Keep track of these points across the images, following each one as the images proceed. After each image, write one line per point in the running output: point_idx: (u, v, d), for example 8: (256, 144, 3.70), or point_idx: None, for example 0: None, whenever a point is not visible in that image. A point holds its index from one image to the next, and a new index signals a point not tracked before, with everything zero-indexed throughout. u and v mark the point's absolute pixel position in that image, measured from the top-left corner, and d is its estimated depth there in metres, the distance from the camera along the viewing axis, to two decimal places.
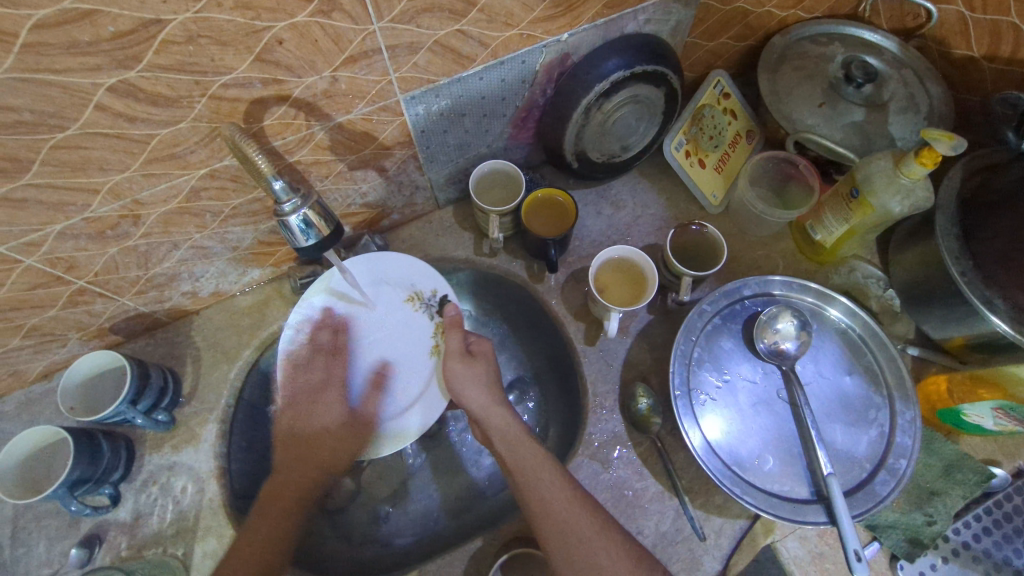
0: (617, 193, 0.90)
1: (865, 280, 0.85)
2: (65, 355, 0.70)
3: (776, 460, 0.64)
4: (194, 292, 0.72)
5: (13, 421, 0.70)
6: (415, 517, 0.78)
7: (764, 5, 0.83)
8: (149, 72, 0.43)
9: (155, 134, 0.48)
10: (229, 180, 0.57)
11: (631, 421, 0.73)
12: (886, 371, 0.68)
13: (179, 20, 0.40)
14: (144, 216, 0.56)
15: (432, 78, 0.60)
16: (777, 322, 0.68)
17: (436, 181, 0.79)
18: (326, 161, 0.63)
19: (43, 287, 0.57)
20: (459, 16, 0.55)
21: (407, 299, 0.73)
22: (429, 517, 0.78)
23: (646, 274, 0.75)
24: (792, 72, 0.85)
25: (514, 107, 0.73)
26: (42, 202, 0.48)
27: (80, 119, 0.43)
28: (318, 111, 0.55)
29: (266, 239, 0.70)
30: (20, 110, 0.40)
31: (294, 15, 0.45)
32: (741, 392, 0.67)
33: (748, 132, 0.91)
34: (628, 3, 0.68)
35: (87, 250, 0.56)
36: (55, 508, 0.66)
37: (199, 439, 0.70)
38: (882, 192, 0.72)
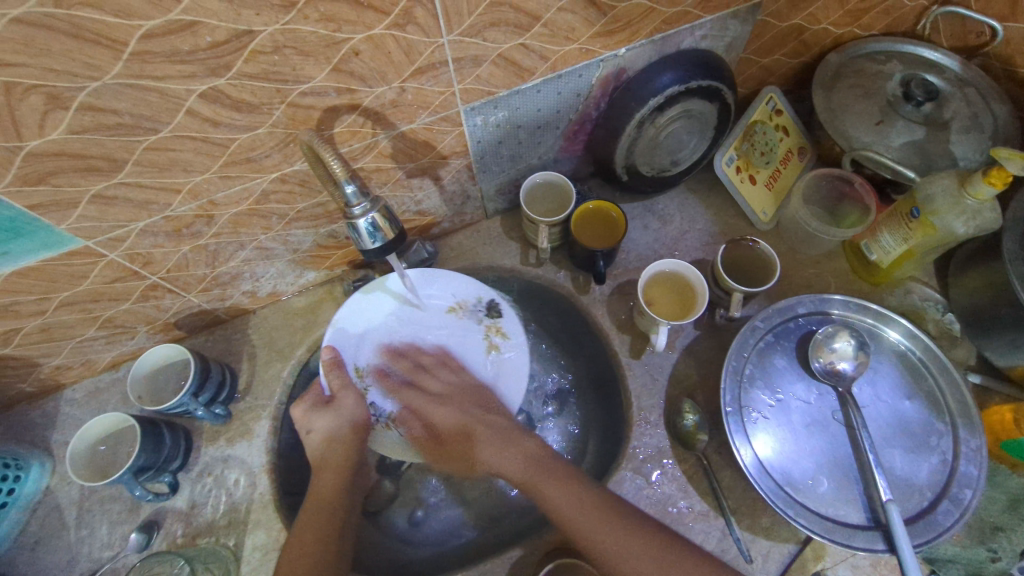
0: (664, 208, 0.90)
1: (922, 303, 0.82)
2: (134, 347, 0.73)
3: (831, 483, 0.62)
4: (253, 292, 0.75)
5: (83, 407, 0.74)
6: (454, 522, 0.79)
7: (820, 21, 0.82)
8: (237, 79, 0.45)
9: (236, 138, 0.50)
10: (298, 184, 0.60)
11: (676, 437, 0.72)
12: (948, 396, 0.65)
13: (269, 31, 0.43)
14: (216, 216, 0.59)
15: (492, 90, 0.62)
16: (833, 341, 0.67)
17: (487, 191, 0.81)
18: (387, 169, 0.65)
19: (121, 280, 0.61)
20: (524, 30, 0.56)
21: (450, 309, 0.76)
22: (468, 524, 0.79)
23: (696, 289, 0.74)
24: (848, 90, 0.84)
25: (567, 119, 0.74)
26: (131, 200, 0.51)
27: (172, 123, 0.46)
28: (384, 120, 0.58)
29: (325, 242, 0.73)
30: (120, 113, 0.43)
31: (371, 27, 0.47)
32: (794, 412, 0.66)
33: (801, 149, 0.90)
34: (685, 20, 0.69)
35: (163, 247, 0.59)
36: (117, 494, 0.69)
37: (252, 433, 0.73)
38: (946, 212, 0.70)
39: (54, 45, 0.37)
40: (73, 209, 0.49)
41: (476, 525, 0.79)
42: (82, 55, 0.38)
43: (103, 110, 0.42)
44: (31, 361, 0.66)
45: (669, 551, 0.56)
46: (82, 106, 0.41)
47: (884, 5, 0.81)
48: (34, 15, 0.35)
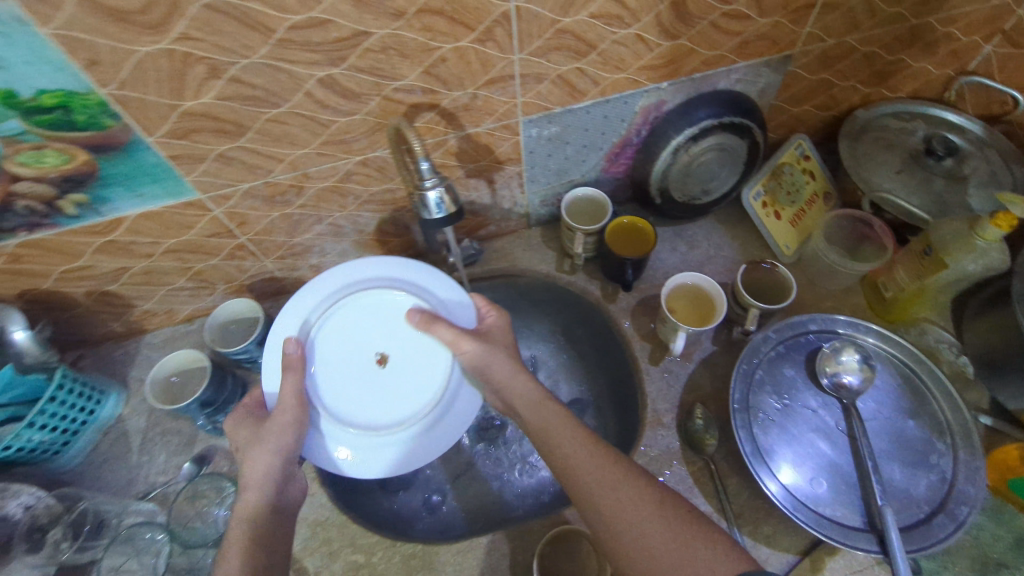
0: (693, 234, 0.97)
1: (936, 344, 0.85)
2: (210, 303, 0.83)
3: (830, 486, 0.65)
4: (318, 266, 0.85)
5: (158, 351, 0.84)
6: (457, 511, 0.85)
7: (848, 78, 0.91)
8: (348, 71, 0.56)
9: (337, 121, 0.61)
10: (375, 169, 0.70)
11: (687, 439, 0.76)
12: (951, 419, 0.68)
13: (381, 34, 0.54)
14: (306, 188, 0.69)
15: (548, 106, 0.72)
16: (840, 355, 0.71)
17: (532, 201, 0.90)
18: (450, 166, 0.75)
19: (217, 236, 0.71)
20: (581, 56, 0.66)
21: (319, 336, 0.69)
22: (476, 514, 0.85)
23: (715, 301, 0.80)
24: (873, 142, 0.92)
25: (610, 141, 0.83)
26: (244, 163, 0.62)
27: (291, 101, 0.57)
28: (456, 121, 0.68)
29: (386, 228, 0.82)
30: (256, 88, 0.54)
31: (459, 40, 0.58)
32: (800, 418, 0.69)
33: (826, 193, 0.96)
34: (722, 63, 0.78)
35: (258, 210, 0.69)
36: (178, 428, 0.77)
37: None
38: (958, 252, 0.74)
39: (224, 26, 0.48)
40: (199, 165, 0.60)
41: (483, 515, 0.85)
42: (239, 37, 0.49)
43: (243, 84, 0.53)
44: (128, 301, 0.77)
45: (701, 524, 0.57)
46: (230, 77, 0.52)
47: (910, 69, 0.91)
48: (217, 2, 0.46)
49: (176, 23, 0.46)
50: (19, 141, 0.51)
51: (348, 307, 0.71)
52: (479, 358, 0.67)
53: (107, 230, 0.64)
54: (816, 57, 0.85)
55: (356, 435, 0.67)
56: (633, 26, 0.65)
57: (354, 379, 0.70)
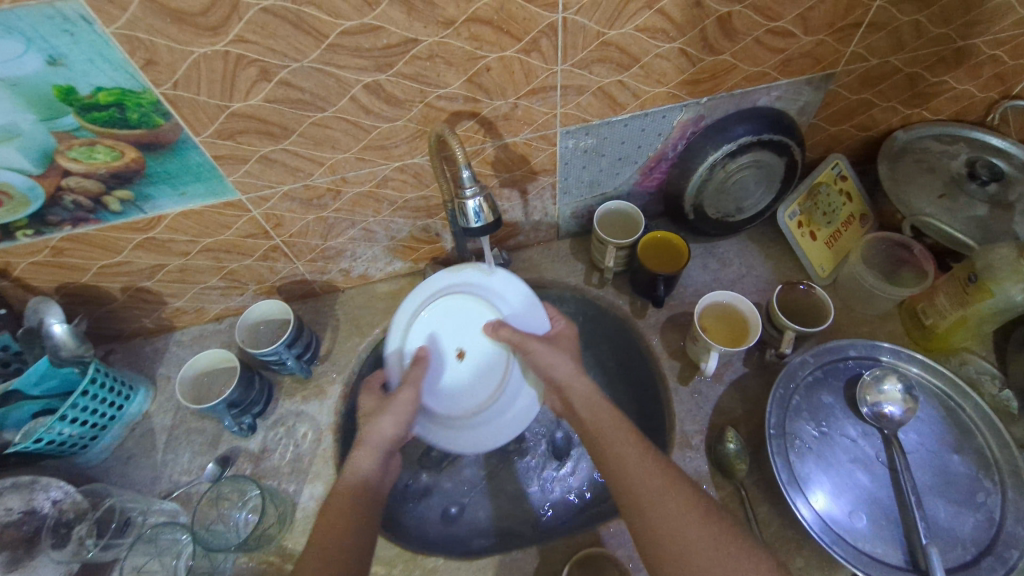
0: (725, 252, 0.95)
1: (977, 375, 0.82)
2: (240, 303, 0.84)
3: (870, 520, 0.63)
4: (348, 270, 0.85)
5: (186, 349, 0.84)
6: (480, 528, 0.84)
7: (889, 99, 0.90)
8: (395, 77, 0.57)
9: (378, 127, 0.62)
10: (412, 176, 0.70)
11: (716, 463, 0.74)
12: (1000, 457, 0.64)
13: (429, 41, 0.55)
14: (343, 193, 0.70)
15: (587, 118, 0.72)
16: (881, 383, 0.69)
17: (563, 212, 0.89)
18: (486, 175, 0.75)
19: (253, 237, 0.72)
20: (623, 69, 0.66)
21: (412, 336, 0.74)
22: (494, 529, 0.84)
23: (750, 321, 0.78)
24: (914, 164, 0.90)
25: (646, 155, 0.82)
26: (286, 165, 0.63)
27: (336, 105, 0.58)
28: (495, 130, 0.68)
29: (418, 235, 0.82)
30: (304, 92, 0.56)
31: (504, 49, 0.58)
32: (838, 447, 0.67)
33: (862, 215, 0.95)
34: (763, 81, 0.77)
35: (295, 212, 0.70)
36: (204, 428, 0.77)
37: (325, 395, 0.80)
38: (1005, 280, 0.72)
39: (279, 30, 0.49)
40: (241, 166, 0.61)
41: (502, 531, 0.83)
42: (293, 41, 0.51)
43: (292, 87, 0.55)
44: (161, 298, 0.77)
45: None
46: (280, 80, 0.54)
47: (952, 91, 0.88)
48: (276, 7, 0.47)
49: (234, 26, 0.48)
50: (74, 137, 0.52)
51: (440, 307, 0.75)
52: (544, 357, 0.68)
53: (147, 227, 0.64)
54: (858, 77, 0.84)
55: (451, 419, 0.75)
56: (676, 40, 0.65)
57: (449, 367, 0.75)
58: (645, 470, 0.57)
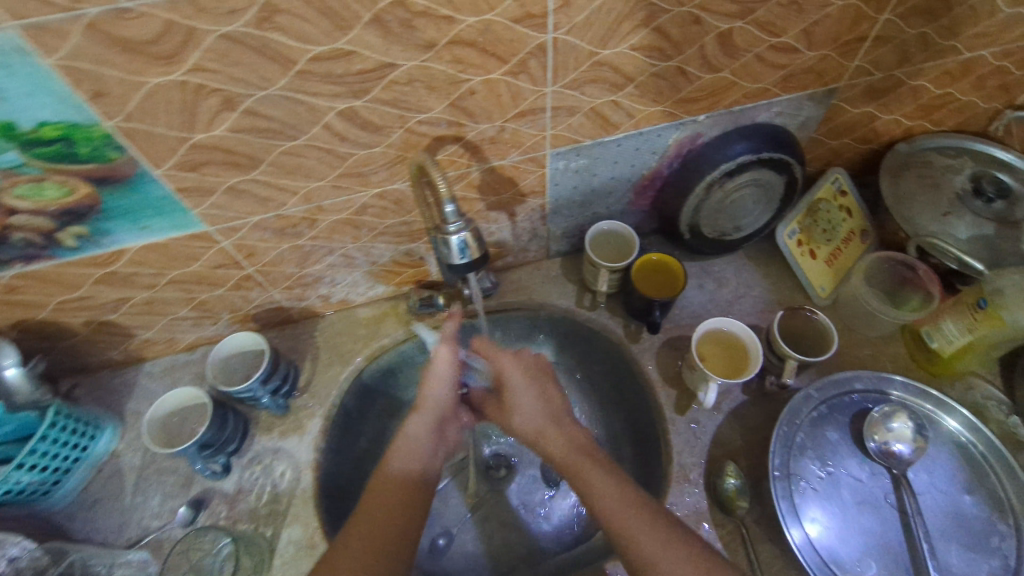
0: (721, 271, 0.91)
1: (984, 402, 0.79)
2: (213, 332, 0.79)
3: (880, 568, 0.60)
4: (327, 297, 0.80)
5: (157, 381, 0.79)
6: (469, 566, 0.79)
7: (892, 112, 0.86)
8: (371, 103, 0.53)
9: (355, 154, 0.58)
10: (393, 202, 0.66)
11: (716, 500, 0.70)
12: (1013, 498, 0.62)
13: (408, 66, 0.51)
14: (319, 221, 0.65)
15: (578, 138, 0.67)
16: (891, 421, 0.66)
17: (554, 232, 0.85)
18: (471, 199, 0.71)
19: (224, 267, 0.67)
20: (617, 89, 0.62)
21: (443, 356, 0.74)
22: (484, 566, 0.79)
23: (750, 350, 0.74)
24: (917, 180, 0.86)
25: (639, 174, 0.78)
26: (256, 195, 0.59)
27: (308, 133, 0.54)
28: (480, 154, 0.64)
29: (401, 259, 0.78)
30: (272, 120, 0.51)
31: (490, 72, 0.54)
32: (844, 488, 0.64)
33: (864, 231, 0.89)
34: (763, 97, 0.73)
35: (267, 241, 0.66)
36: (175, 467, 0.73)
37: (304, 430, 0.76)
38: (1017, 307, 0.70)
39: (242, 58, 0.45)
40: (207, 197, 0.57)
41: None
42: (258, 69, 0.46)
43: (259, 116, 0.50)
44: (128, 331, 0.73)
45: None
46: (245, 109, 0.49)
47: (957, 103, 0.83)
48: (237, 33, 0.43)
49: (190, 55, 0.43)
50: (18, 174, 0.47)
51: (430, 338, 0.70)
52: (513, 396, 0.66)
53: (108, 261, 0.60)
54: (861, 90, 0.80)
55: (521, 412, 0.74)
56: (674, 59, 0.61)
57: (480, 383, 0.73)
58: (639, 515, 0.56)
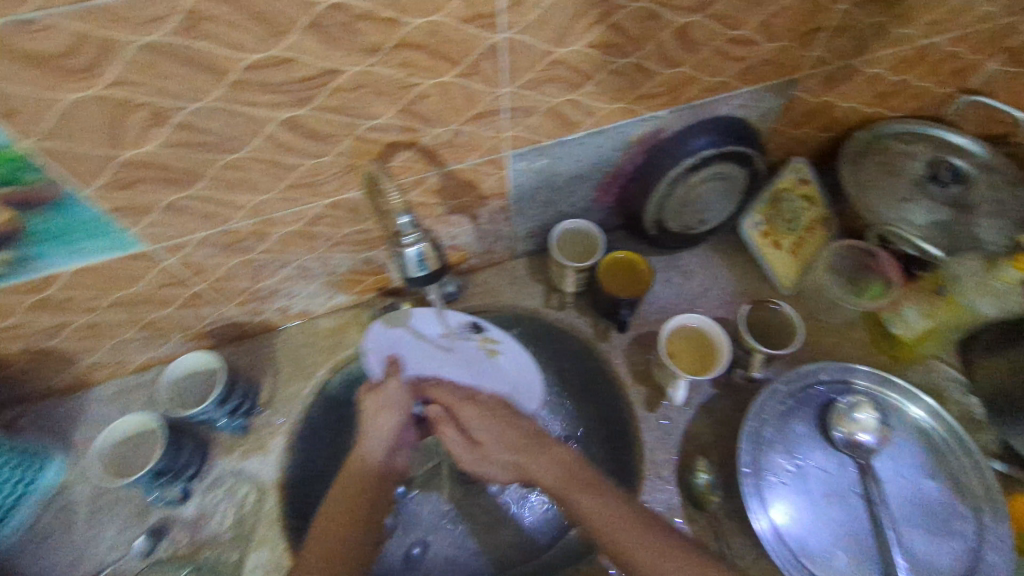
0: (688, 264, 0.91)
1: (943, 383, 0.80)
2: (165, 352, 0.75)
3: (849, 558, 0.61)
4: (285, 309, 0.77)
5: (107, 406, 0.75)
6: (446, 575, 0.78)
7: (851, 100, 0.86)
8: (315, 111, 0.50)
9: (302, 164, 0.55)
10: (347, 211, 0.63)
11: (689, 496, 0.70)
12: (973, 481, 0.64)
13: (353, 71, 0.48)
14: (270, 234, 0.62)
15: (538, 138, 0.66)
16: (856, 411, 0.67)
17: (518, 233, 0.83)
18: (430, 204, 0.69)
19: (170, 286, 0.64)
20: (576, 88, 0.60)
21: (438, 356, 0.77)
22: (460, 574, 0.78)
23: (718, 346, 0.74)
24: (876, 166, 0.85)
25: (602, 171, 0.77)
26: (198, 211, 0.55)
27: (250, 145, 0.51)
28: (436, 158, 0.62)
29: (361, 268, 0.75)
30: (209, 133, 0.48)
31: (442, 75, 0.52)
32: (812, 480, 0.65)
33: (827, 220, 0.89)
34: (724, 90, 0.72)
35: (216, 257, 0.62)
36: (130, 496, 0.69)
37: (267, 448, 0.73)
38: (972, 292, 0.72)
39: (169, 69, 0.42)
40: (145, 216, 0.53)
41: None
42: (190, 80, 0.43)
43: (195, 129, 0.47)
44: (71, 356, 0.68)
45: None
46: (178, 123, 0.46)
47: (913, 90, 0.84)
48: (161, 44, 0.40)
49: (110, 67, 0.40)
50: None
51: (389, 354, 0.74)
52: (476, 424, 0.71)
53: (40, 287, 0.56)
54: (820, 80, 0.80)
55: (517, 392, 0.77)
56: (633, 55, 0.59)
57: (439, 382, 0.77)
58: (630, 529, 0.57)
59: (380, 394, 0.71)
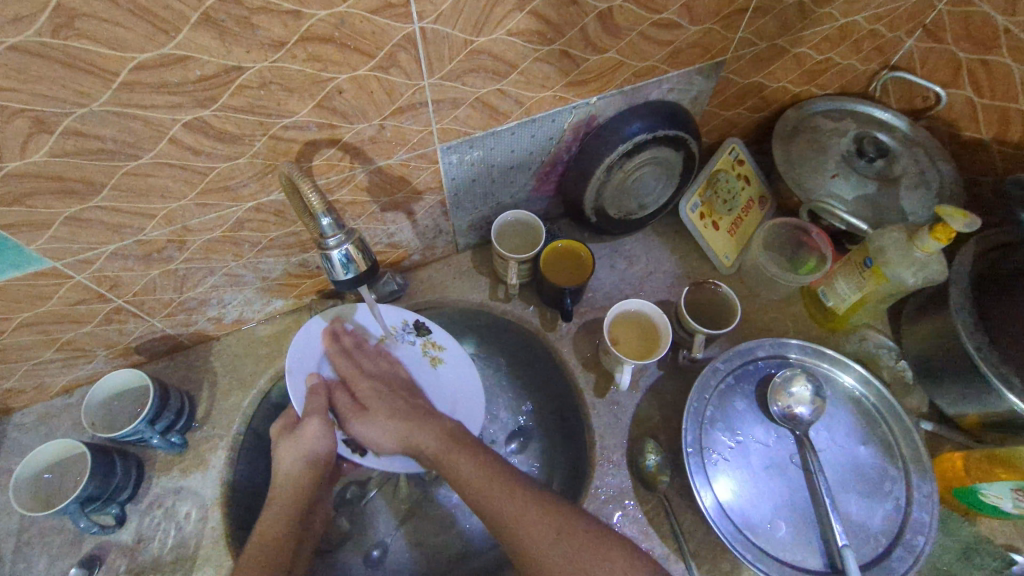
0: (631, 249, 0.92)
1: (876, 350, 0.84)
2: (90, 371, 0.71)
3: (789, 527, 0.63)
4: (218, 318, 0.74)
5: (30, 433, 0.71)
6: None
7: (779, 80, 0.87)
8: (221, 112, 0.47)
9: (215, 167, 0.52)
10: (272, 214, 0.61)
11: (639, 478, 0.71)
12: (901, 444, 0.68)
13: (257, 68, 0.45)
14: (189, 242, 0.59)
15: (467, 130, 0.64)
16: (791, 385, 0.69)
17: (459, 226, 0.82)
18: (362, 202, 0.67)
19: (85, 303, 0.60)
20: (501, 77, 0.59)
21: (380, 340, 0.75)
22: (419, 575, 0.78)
23: (659, 329, 0.75)
24: (805, 145, 0.86)
25: (539, 161, 0.76)
26: (104, 222, 0.52)
27: (153, 150, 0.48)
28: (362, 155, 0.60)
29: (295, 271, 0.72)
30: (104, 139, 0.45)
31: (356, 68, 0.50)
32: (753, 454, 0.67)
33: (763, 197, 0.94)
34: (653, 74, 0.72)
35: (132, 270, 0.59)
36: (60, 526, 0.66)
37: (207, 464, 0.70)
38: (896, 264, 0.73)
39: (45, 72, 0.38)
40: (44, 231, 0.50)
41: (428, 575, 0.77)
42: (71, 82, 0.40)
43: (87, 136, 0.44)
44: None
45: None
46: (65, 130, 0.43)
47: (838, 67, 0.87)
48: (30, 43, 0.37)
49: None
50: None
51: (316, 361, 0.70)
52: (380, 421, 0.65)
53: None
54: (748, 61, 0.81)
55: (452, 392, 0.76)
56: (556, 42, 0.58)
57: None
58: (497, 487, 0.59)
59: (296, 438, 0.62)
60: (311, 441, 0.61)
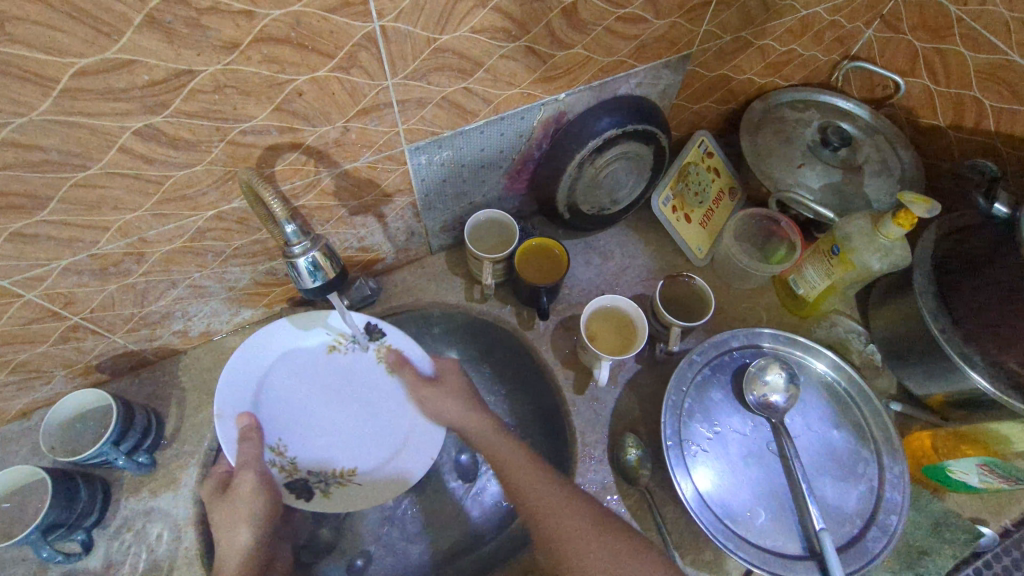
0: (606, 244, 0.92)
1: (846, 335, 0.86)
2: (49, 393, 0.68)
3: (769, 514, 0.64)
4: (184, 331, 0.71)
5: None
6: None
7: (745, 72, 0.88)
8: (174, 118, 0.45)
9: (170, 176, 0.50)
10: (235, 222, 0.59)
11: (620, 472, 0.71)
12: (871, 425, 0.69)
13: (210, 71, 0.43)
14: (148, 254, 0.57)
15: (435, 130, 0.63)
16: (765, 373, 0.70)
17: (432, 228, 0.81)
18: (329, 207, 0.65)
19: (38, 322, 0.57)
20: (467, 75, 0.58)
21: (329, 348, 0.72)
22: None
23: (636, 323, 0.75)
24: (772, 135, 0.87)
25: (510, 159, 0.76)
26: (53, 237, 0.49)
27: (103, 160, 0.45)
28: (327, 158, 0.58)
29: (263, 280, 0.70)
30: (47, 150, 0.42)
31: (315, 69, 0.48)
32: (731, 444, 0.68)
33: (732, 188, 0.95)
34: (620, 69, 0.72)
35: (87, 286, 0.56)
36: (22, 556, 0.63)
37: (178, 483, 0.68)
38: (863, 250, 0.74)
39: None
40: None
41: None
42: (6, 91, 0.37)
43: (28, 147, 0.41)
44: None
45: None
46: (4, 141, 0.40)
47: (801, 58, 0.88)
48: None
49: None
50: None
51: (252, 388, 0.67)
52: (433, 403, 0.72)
53: None
54: (713, 54, 0.81)
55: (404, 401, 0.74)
56: (521, 39, 0.58)
57: (314, 416, 0.71)
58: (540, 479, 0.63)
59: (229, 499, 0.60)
60: (248, 494, 0.60)
